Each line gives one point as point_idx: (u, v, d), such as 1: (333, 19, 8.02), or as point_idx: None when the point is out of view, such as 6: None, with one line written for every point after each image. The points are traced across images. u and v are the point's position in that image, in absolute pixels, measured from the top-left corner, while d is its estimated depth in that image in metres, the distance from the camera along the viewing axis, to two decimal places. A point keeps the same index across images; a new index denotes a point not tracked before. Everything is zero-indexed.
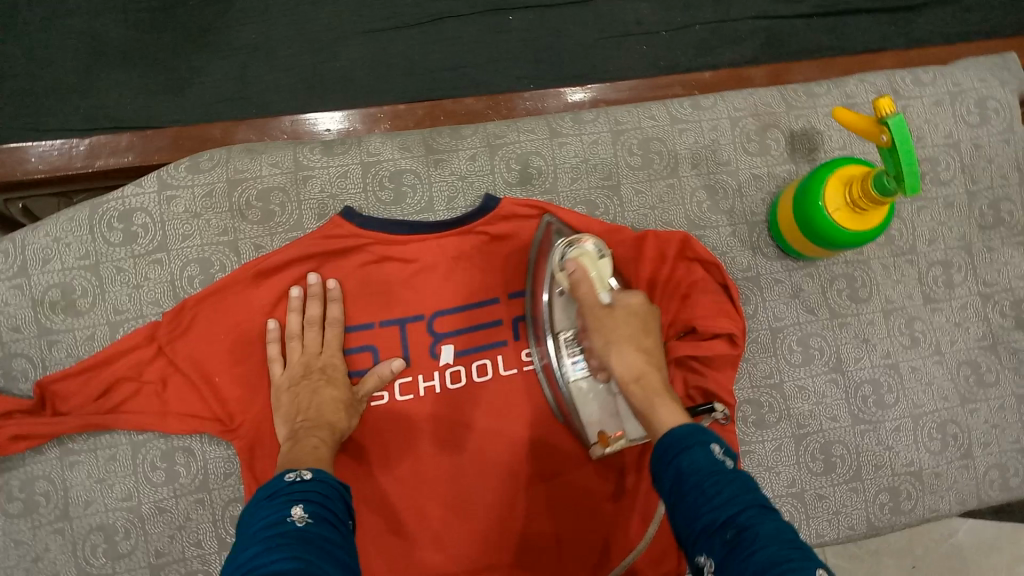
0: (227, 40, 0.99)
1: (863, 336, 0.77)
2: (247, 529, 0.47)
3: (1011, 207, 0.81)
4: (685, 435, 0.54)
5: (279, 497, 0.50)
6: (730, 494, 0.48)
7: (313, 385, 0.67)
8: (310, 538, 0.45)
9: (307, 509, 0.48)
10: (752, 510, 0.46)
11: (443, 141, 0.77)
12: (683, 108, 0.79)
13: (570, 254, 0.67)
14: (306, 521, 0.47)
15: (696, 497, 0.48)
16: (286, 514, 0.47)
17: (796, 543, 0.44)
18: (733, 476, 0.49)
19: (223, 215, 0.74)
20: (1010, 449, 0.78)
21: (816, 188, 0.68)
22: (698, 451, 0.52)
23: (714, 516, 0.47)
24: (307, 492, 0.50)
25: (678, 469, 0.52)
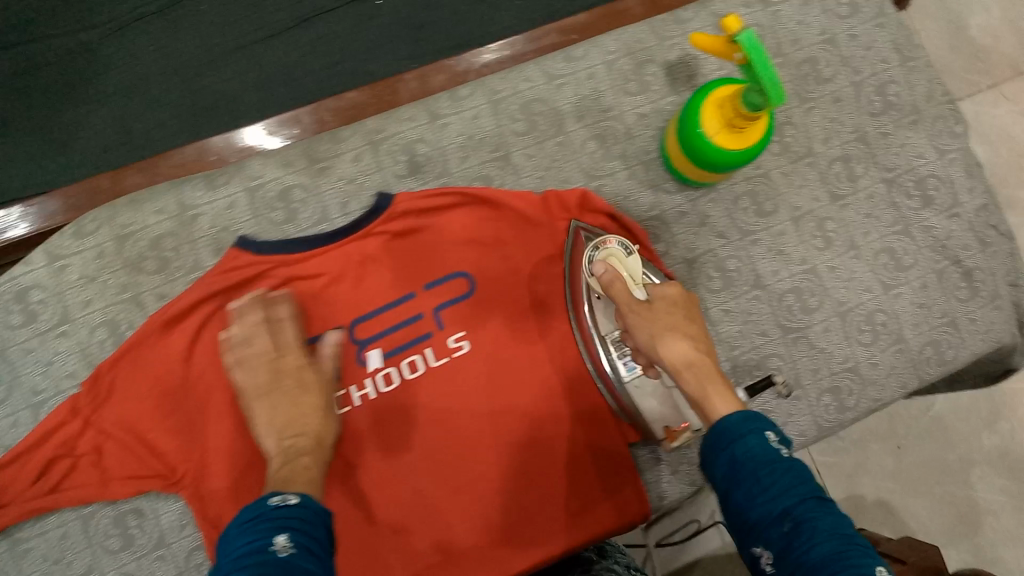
0: (98, 89, 0.97)
1: (776, 248, 0.78)
2: (230, 554, 0.48)
3: (897, 89, 0.81)
4: (737, 422, 0.54)
5: (264, 523, 0.50)
6: (784, 484, 0.49)
7: (291, 398, 0.67)
8: (293, 568, 0.46)
9: (290, 538, 0.49)
10: (809, 502, 0.48)
11: (323, 148, 0.76)
12: (556, 63, 0.79)
13: (598, 256, 0.70)
14: (289, 550, 0.48)
15: (750, 486, 0.50)
16: (270, 543, 0.48)
17: (852, 537, 0.46)
18: (789, 464, 0.50)
19: (120, 272, 0.72)
20: (940, 324, 0.79)
21: (694, 116, 0.68)
22: (752, 439, 0.52)
23: (770, 507, 0.48)
24: (292, 520, 0.51)
25: (733, 456, 0.52)
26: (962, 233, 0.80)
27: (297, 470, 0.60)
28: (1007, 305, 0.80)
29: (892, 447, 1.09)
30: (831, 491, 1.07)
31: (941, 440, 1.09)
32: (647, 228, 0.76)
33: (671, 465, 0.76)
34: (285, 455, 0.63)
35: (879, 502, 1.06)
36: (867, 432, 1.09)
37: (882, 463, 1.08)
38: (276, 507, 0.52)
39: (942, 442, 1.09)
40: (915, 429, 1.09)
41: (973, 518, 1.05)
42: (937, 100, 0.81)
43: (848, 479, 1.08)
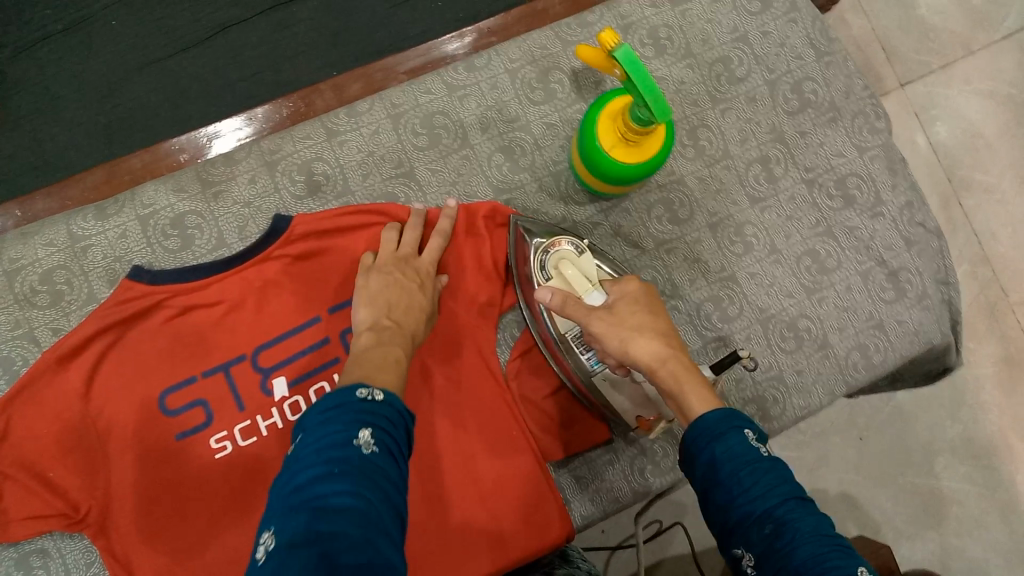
0: (7, 110, 0.94)
1: (692, 256, 0.76)
2: (307, 441, 0.43)
3: (815, 86, 0.80)
4: (716, 420, 0.50)
5: (346, 414, 0.45)
6: (766, 485, 0.46)
7: (383, 292, 0.65)
8: (371, 472, 0.41)
9: (374, 435, 0.44)
10: (790, 503, 0.45)
11: (217, 171, 0.75)
12: (457, 73, 0.78)
13: (550, 262, 0.67)
14: (371, 449, 0.43)
15: (731, 487, 0.47)
16: (352, 437, 0.43)
17: (836, 539, 0.44)
18: (770, 464, 0.47)
19: (12, 308, 0.71)
20: (866, 327, 0.76)
21: (591, 130, 0.66)
22: (732, 437, 0.49)
23: (751, 509, 0.46)
24: (376, 418, 0.46)
25: (712, 456, 0.49)
26: (886, 232, 0.78)
27: (382, 355, 0.56)
28: (937, 304, 0.78)
29: (854, 438, 1.06)
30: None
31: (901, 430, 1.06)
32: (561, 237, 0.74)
33: (592, 481, 0.73)
34: (377, 334, 0.60)
35: (842, 495, 1.04)
36: (828, 425, 1.06)
37: (844, 455, 1.05)
38: (360, 400, 0.46)
39: (903, 431, 1.06)
40: (876, 419, 1.06)
41: (937, 508, 1.04)
42: (856, 95, 0.80)
43: (811, 474, 1.04)
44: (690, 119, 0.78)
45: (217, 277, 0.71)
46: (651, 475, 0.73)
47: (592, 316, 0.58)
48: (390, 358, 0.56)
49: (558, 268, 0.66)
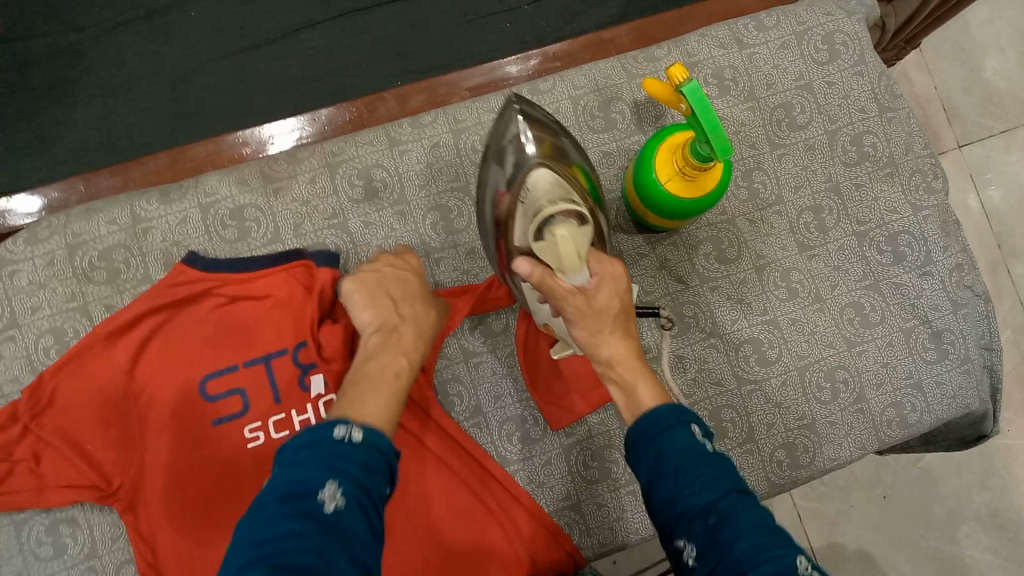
0: (85, 89, 0.97)
1: (735, 297, 0.76)
2: (272, 498, 0.43)
3: (874, 139, 0.80)
4: (665, 414, 0.49)
5: (320, 461, 0.45)
6: (710, 477, 0.45)
7: (377, 300, 0.66)
8: (333, 527, 0.41)
9: (342, 486, 0.44)
10: (732, 497, 0.44)
11: (280, 168, 0.77)
12: (521, 95, 0.79)
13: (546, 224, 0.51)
14: (336, 502, 0.42)
15: (675, 480, 0.45)
16: (317, 489, 0.43)
17: (775, 530, 0.42)
18: (715, 460, 0.46)
19: (69, 281, 0.73)
20: (905, 385, 0.75)
21: (647, 163, 0.67)
22: (680, 432, 0.48)
23: (694, 502, 0.44)
24: (348, 463, 0.45)
25: (658, 449, 0.48)
26: (933, 291, 0.77)
27: (376, 374, 0.59)
28: (977, 369, 0.77)
29: (878, 495, 1.04)
30: (811, 536, 1.03)
31: (930, 493, 1.05)
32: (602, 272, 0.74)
33: (612, 510, 0.72)
34: (384, 338, 0.63)
35: (860, 552, 1.02)
36: (852, 479, 1.05)
37: (865, 511, 1.04)
38: (337, 442, 0.47)
39: (929, 494, 1.05)
40: (902, 479, 1.05)
41: None
42: (916, 153, 0.80)
43: (830, 526, 1.03)
44: (747, 161, 0.78)
45: (266, 271, 0.73)
46: None
47: (570, 300, 0.52)
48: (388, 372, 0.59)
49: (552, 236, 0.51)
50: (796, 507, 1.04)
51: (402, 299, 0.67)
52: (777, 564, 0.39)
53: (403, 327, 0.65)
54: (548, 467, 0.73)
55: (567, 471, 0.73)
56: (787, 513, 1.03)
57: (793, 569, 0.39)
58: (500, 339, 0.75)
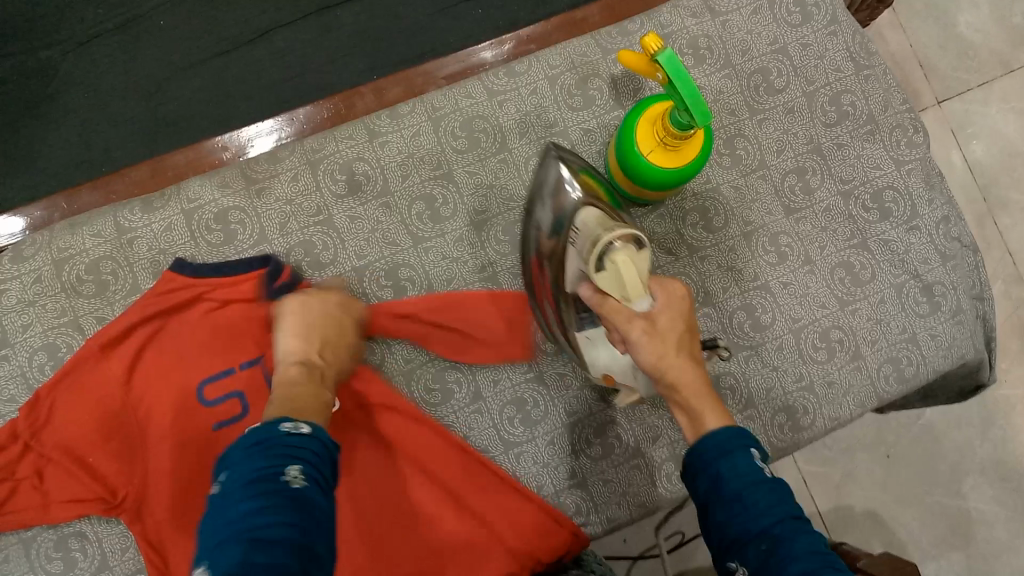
0: (60, 105, 0.96)
1: (726, 264, 0.76)
2: (236, 475, 0.45)
3: (852, 98, 0.80)
4: (725, 438, 0.50)
5: (276, 449, 0.47)
6: (767, 503, 0.46)
7: (311, 330, 0.66)
8: (302, 504, 0.44)
9: (301, 469, 0.47)
10: (787, 523, 0.45)
11: (261, 168, 0.76)
12: (498, 79, 0.79)
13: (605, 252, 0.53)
14: (301, 482, 0.45)
15: (733, 505, 0.47)
16: (281, 472, 0.45)
17: (828, 559, 0.44)
18: (774, 484, 0.48)
19: (59, 296, 0.73)
20: (899, 340, 0.76)
21: (629, 136, 0.67)
22: (740, 456, 0.49)
23: (749, 527, 0.46)
24: (303, 450, 0.48)
25: (716, 473, 0.49)
26: (921, 245, 0.78)
27: (313, 392, 0.59)
28: (971, 319, 0.77)
29: (882, 456, 1.05)
30: (818, 501, 1.03)
31: (934, 449, 1.06)
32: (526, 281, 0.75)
33: (620, 485, 0.72)
34: (307, 370, 0.62)
35: (868, 513, 1.03)
36: (854, 442, 1.05)
37: (870, 472, 1.04)
38: (287, 433, 0.49)
39: (932, 451, 1.05)
40: (905, 437, 1.06)
41: (965, 529, 1.03)
42: (894, 109, 0.80)
43: (836, 490, 1.04)
44: (727, 128, 0.78)
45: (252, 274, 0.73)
46: (678, 482, 0.73)
47: (636, 325, 0.53)
48: (321, 398, 0.59)
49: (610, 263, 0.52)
50: (801, 473, 1.04)
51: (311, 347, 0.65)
52: None
53: (328, 348, 0.66)
54: (551, 448, 0.73)
55: (570, 450, 0.73)
56: (792, 480, 1.04)
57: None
58: None
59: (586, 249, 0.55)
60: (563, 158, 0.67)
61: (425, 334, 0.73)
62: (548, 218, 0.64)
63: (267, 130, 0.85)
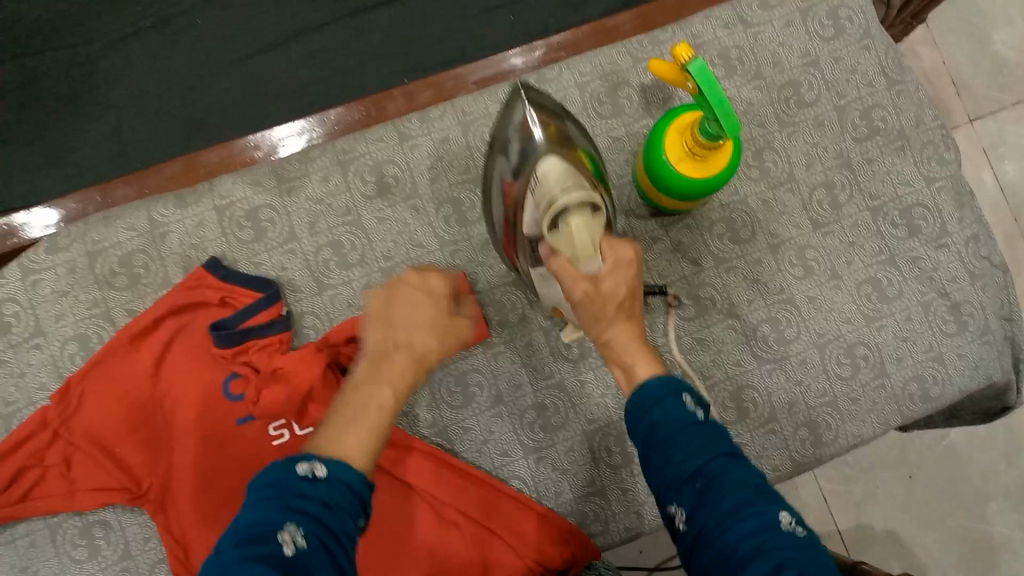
0: (97, 101, 0.98)
1: (752, 276, 0.76)
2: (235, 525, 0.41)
3: (884, 113, 0.79)
4: (657, 387, 0.50)
5: (277, 500, 0.42)
6: (699, 442, 0.46)
7: (417, 309, 0.61)
8: (297, 565, 0.38)
9: (302, 528, 0.41)
10: (720, 460, 0.45)
11: (292, 168, 0.77)
12: (528, 86, 0.79)
13: (559, 213, 0.52)
14: (297, 545, 0.40)
15: (668, 450, 0.47)
16: (277, 531, 0.40)
17: (762, 489, 0.44)
18: (706, 426, 0.47)
19: (91, 288, 0.74)
20: (926, 358, 0.75)
21: (657, 144, 0.67)
22: (672, 401, 0.49)
23: (683, 468, 0.45)
24: (311, 500, 0.43)
25: (652, 421, 0.49)
26: (950, 263, 0.77)
27: (364, 399, 0.54)
28: (998, 340, 0.76)
29: (904, 476, 1.04)
30: (837, 519, 1.03)
31: (958, 470, 1.04)
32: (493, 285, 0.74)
33: (639, 494, 0.73)
34: (408, 350, 0.58)
35: (887, 533, 1.02)
36: (876, 461, 1.04)
37: (892, 491, 1.03)
38: (301, 478, 0.44)
39: (955, 473, 1.04)
40: (928, 457, 1.05)
41: (986, 553, 1.02)
42: (926, 125, 0.80)
43: (856, 509, 1.03)
44: (756, 140, 0.78)
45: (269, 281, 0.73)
46: None
47: (578, 287, 0.53)
48: (372, 404, 0.53)
49: (564, 224, 0.52)
50: (820, 490, 1.04)
51: (417, 329, 0.60)
52: (760, 522, 0.41)
53: (417, 344, 0.59)
54: (571, 455, 0.73)
55: (589, 456, 0.73)
56: (812, 497, 1.03)
57: (775, 527, 0.41)
58: (518, 329, 0.75)
59: (541, 203, 0.54)
60: (530, 99, 0.63)
61: None
62: (511, 160, 0.60)
63: (298, 129, 0.86)
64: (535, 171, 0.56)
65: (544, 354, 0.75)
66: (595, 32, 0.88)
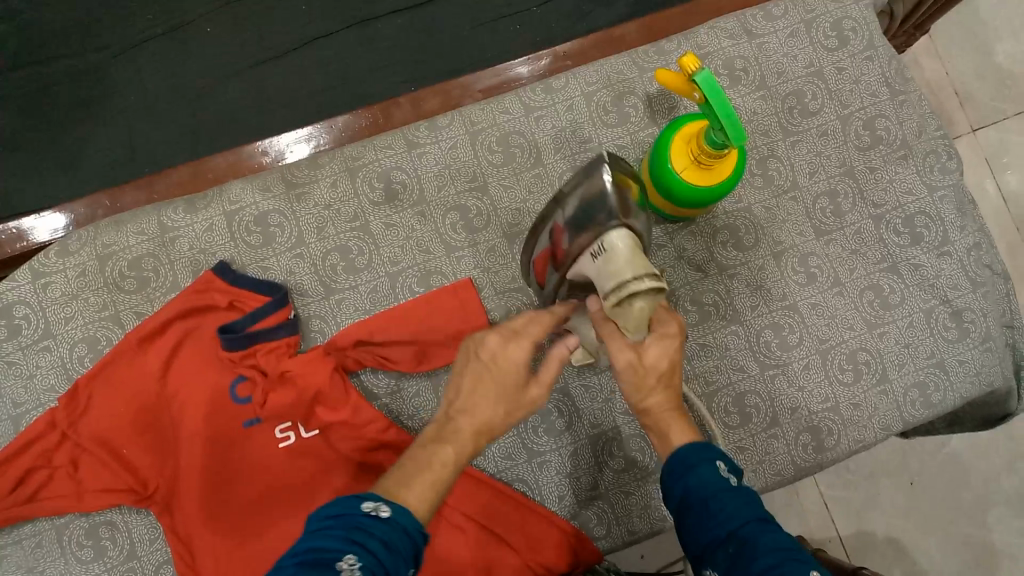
0: (107, 107, 0.99)
1: (756, 283, 0.76)
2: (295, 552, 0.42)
3: (887, 123, 0.80)
4: (689, 452, 0.51)
5: (341, 530, 0.44)
6: (731, 510, 0.47)
7: (491, 378, 0.55)
8: None
9: (359, 558, 0.42)
10: (753, 524, 0.46)
11: (301, 174, 0.78)
12: (535, 94, 0.80)
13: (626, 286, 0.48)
14: (353, 575, 0.41)
15: (701, 515, 0.48)
16: (335, 560, 0.41)
17: (796, 552, 0.44)
18: (737, 490, 0.48)
19: (101, 291, 0.75)
20: (928, 365, 0.76)
21: (663, 153, 0.68)
22: (705, 468, 0.50)
23: (718, 533, 0.47)
24: (372, 536, 0.44)
25: (684, 486, 0.50)
26: (952, 271, 0.77)
27: (427, 455, 0.52)
28: (999, 347, 0.77)
29: (906, 484, 1.04)
30: (839, 527, 1.03)
31: (960, 478, 1.05)
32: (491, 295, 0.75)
33: (642, 499, 0.73)
34: (477, 422, 0.54)
35: (889, 541, 1.03)
36: (878, 469, 1.05)
37: (894, 499, 1.04)
38: (365, 514, 0.45)
39: (957, 482, 1.05)
40: (930, 465, 1.05)
41: (988, 561, 1.02)
42: (929, 135, 0.80)
43: (858, 517, 1.03)
44: (760, 148, 0.79)
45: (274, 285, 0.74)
46: None
47: (625, 355, 0.54)
48: (433, 463, 0.52)
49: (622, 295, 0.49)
50: (823, 498, 1.04)
51: (496, 395, 0.55)
52: None
53: (479, 415, 0.54)
54: (575, 461, 0.74)
55: (593, 462, 0.74)
56: (814, 504, 1.03)
57: None
58: None
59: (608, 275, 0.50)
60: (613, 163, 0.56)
61: (424, 340, 0.73)
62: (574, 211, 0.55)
63: (305, 136, 0.87)
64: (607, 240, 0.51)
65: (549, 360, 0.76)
66: (601, 41, 0.89)
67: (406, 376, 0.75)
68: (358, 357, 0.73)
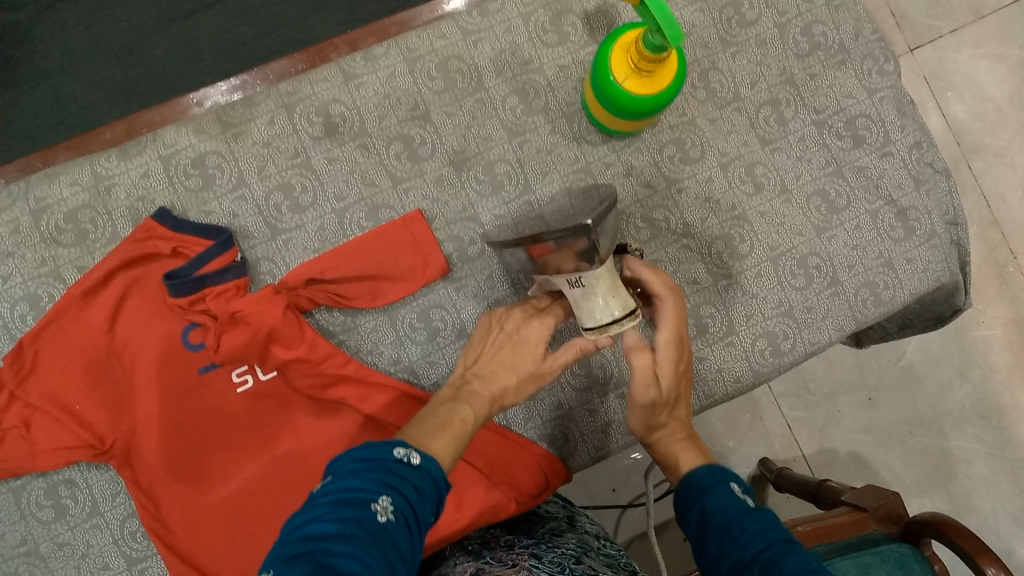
0: (28, 68, 0.96)
1: (704, 195, 0.77)
2: (331, 487, 0.43)
3: (824, 28, 0.80)
4: (705, 476, 0.55)
5: (376, 473, 0.44)
6: (753, 532, 0.48)
7: (506, 356, 0.63)
8: (383, 540, 0.40)
9: (392, 501, 0.43)
10: (776, 546, 0.47)
11: (237, 113, 0.76)
12: (471, 18, 0.79)
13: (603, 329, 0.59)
14: (387, 516, 0.42)
15: (722, 537, 0.49)
16: (370, 500, 0.42)
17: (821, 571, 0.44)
18: (757, 513, 0.50)
19: (38, 246, 0.73)
20: (876, 265, 0.77)
21: (604, 64, 0.67)
22: (719, 489, 0.53)
23: (743, 554, 0.47)
24: (404, 481, 0.45)
25: (703, 508, 0.53)
26: (894, 171, 0.79)
27: (448, 413, 0.57)
28: (945, 244, 0.78)
29: (863, 400, 1.07)
30: (802, 446, 1.06)
31: (917, 388, 1.07)
32: (432, 230, 0.75)
33: (608, 417, 0.76)
34: (490, 390, 0.61)
35: (851, 455, 1.06)
36: (837, 386, 1.07)
37: (853, 414, 1.07)
38: (398, 459, 0.47)
39: (912, 392, 1.07)
40: (886, 379, 1.07)
41: (945, 466, 1.06)
42: (865, 38, 0.80)
43: (820, 434, 1.06)
44: (701, 61, 0.79)
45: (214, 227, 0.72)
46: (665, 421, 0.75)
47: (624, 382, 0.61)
48: (456, 419, 0.57)
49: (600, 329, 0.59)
50: (785, 419, 1.06)
51: (507, 371, 0.62)
52: None
53: (493, 385, 0.61)
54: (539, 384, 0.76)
55: (556, 382, 0.76)
56: (777, 425, 1.06)
57: None
58: (477, 262, 0.75)
59: (583, 310, 0.60)
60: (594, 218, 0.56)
61: (379, 275, 0.73)
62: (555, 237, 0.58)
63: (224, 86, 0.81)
64: (579, 276, 0.58)
65: (503, 286, 0.75)
66: None
67: (362, 312, 0.74)
68: (311, 296, 0.72)
